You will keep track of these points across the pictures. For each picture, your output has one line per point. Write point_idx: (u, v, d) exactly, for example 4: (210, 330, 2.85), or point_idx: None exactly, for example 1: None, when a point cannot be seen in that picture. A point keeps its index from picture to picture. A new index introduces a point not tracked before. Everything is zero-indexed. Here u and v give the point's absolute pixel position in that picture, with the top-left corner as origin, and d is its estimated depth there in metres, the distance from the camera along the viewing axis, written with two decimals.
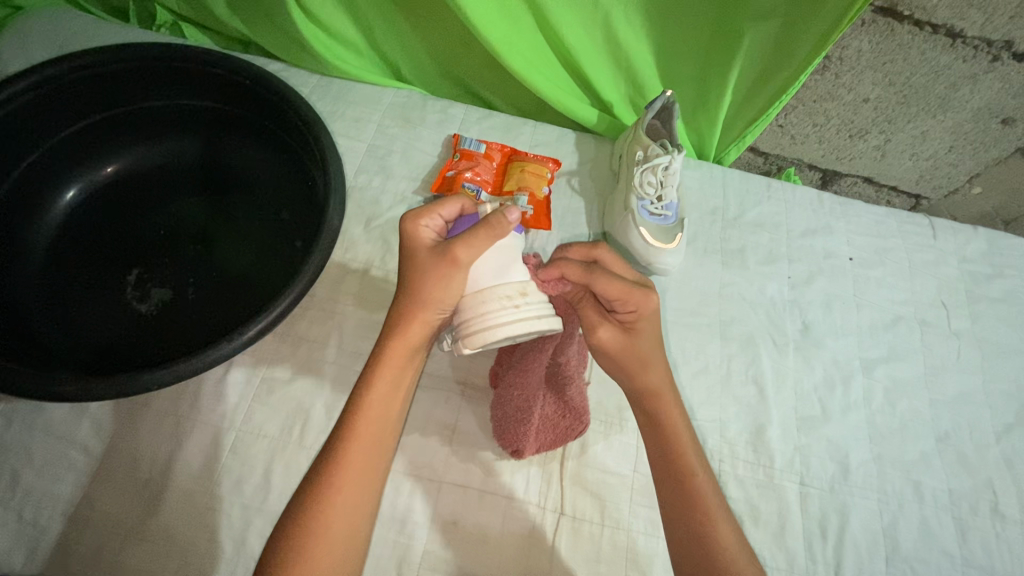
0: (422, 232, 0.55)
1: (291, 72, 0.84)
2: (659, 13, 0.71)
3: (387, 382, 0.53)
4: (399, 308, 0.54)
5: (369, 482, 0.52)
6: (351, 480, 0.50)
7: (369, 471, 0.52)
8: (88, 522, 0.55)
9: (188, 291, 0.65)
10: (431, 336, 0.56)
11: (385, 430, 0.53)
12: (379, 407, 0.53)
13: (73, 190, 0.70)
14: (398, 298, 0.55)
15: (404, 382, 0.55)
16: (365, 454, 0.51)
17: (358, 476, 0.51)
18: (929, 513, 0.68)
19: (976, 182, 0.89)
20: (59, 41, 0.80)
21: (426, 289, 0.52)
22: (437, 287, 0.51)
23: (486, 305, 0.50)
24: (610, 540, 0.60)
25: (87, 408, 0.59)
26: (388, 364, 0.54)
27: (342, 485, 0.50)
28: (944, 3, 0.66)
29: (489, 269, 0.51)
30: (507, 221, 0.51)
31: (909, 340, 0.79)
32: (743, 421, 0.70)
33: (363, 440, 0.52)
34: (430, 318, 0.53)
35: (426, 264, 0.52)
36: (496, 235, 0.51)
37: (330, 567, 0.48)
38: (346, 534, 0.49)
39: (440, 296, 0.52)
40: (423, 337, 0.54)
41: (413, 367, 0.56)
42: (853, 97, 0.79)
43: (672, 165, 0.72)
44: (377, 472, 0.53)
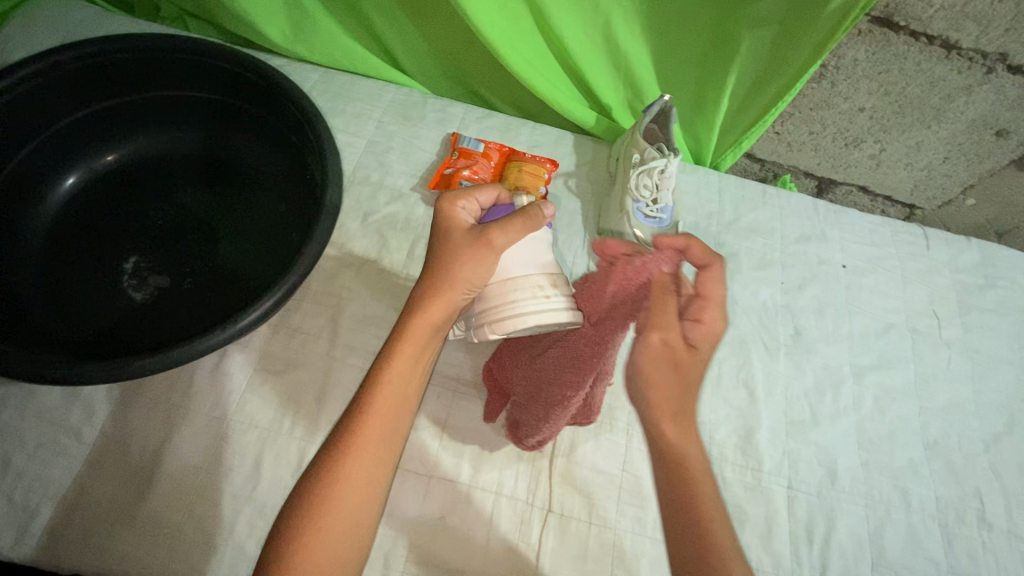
0: (459, 213, 0.56)
1: (293, 67, 0.85)
2: (657, 17, 0.72)
3: (405, 359, 0.54)
4: (424, 285, 0.55)
5: (384, 459, 0.52)
6: (365, 459, 0.50)
7: (382, 449, 0.52)
8: (77, 506, 0.55)
9: (185, 281, 0.66)
10: (451, 316, 0.56)
11: (402, 409, 0.53)
12: (397, 385, 0.53)
13: (76, 176, 0.71)
14: (424, 276, 0.56)
15: (423, 361, 0.55)
16: (379, 431, 0.51)
17: (372, 453, 0.51)
18: (915, 520, 0.69)
19: (969, 193, 0.90)
20: (64, 30, 0.81)
21: (456, 269, 0.54)
22: (466, 268, 0.54)
23: (515, 295, 0.55)
24: (597, 538, 0.60)
25: (80, 394, 0.59)
26: (408, 341, 0.54)
27: (355, 462, 0.50)
28: (939, 15, 0.67)
29: (518, 261, 0.57)
30: (543, 214, 0.55)
31: (899, 348, 0.79)
32: (733, 423, 0.71)
33: (378, 417, 0.52)
34: (453, 298, 0.55)
35: (458, 245, 0.54)
36: (532, 225, 0.55)
37: (340, 541, 0.48)
38: (356, 511, 0.49)
39: (469, 277, 0.54)
40: (444, 317, 0.55)
41: (433, 347, 0.56)
42: (849, 106, 0.80)
43: (668, 167, 0.74)
44: (391, 450, 0.52)
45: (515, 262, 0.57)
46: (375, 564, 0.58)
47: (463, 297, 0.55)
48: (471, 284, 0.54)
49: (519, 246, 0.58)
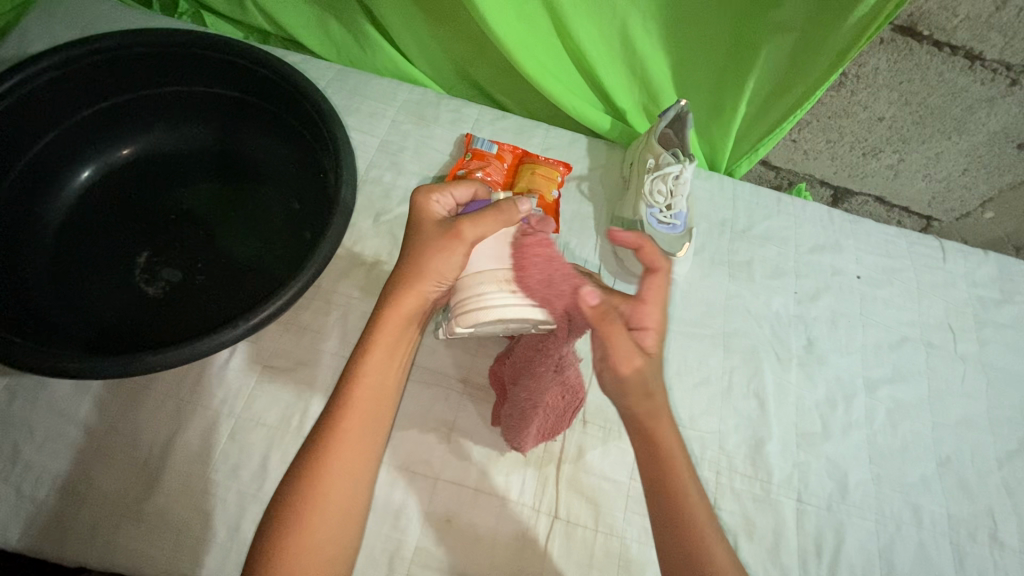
0: (434, 206, 0.57)
1: (308, 63, 0.85)
2: (676, 21, 0.71)
3: (382, 350, 0.54)
4: (397, 277, 0.55)
5: (370, 446, 0.53)
6: (348, 447, 0.51)
7: (367, 436, 0.52)
8: (84, 499, 0.55)
9: (196, 277, 0.66)
10: (425, 307, 0.57)
11: (383, 398, 0.54)
12: (374, 376, 0.54)
13: (89, 169, 0.71)
14: (397, 269, 0.56)
15: (399, 352, 0.56)
16: (361, 420, 0.52)
17: (357, 441, 0.52)
18: (926, 537, 0.68)
19: (988, 206, 0.89)
20: (82, 23, 0.82)
21: (425, 260, 0.54)
22: (437, 259, 0.54)
23: (482, 287, 0.53)
24: (603, 546, 0.60)
25: (90, 387, 0.59)
26: (384, 333, 0.54)
27: (339, 452, 0.51)
28: (964, 25, 0.65)
29: (488, 255, 0.55)
30: (517, 210, 0.55)
31: (913, 361, 0.78)
32: (743, 433, 0.70)
33: (359, 408, 0.52)
34: (426, 290, 0.55)
35: (429, 236, 0.55)
36: (505, 219, 0.54)
37: (326, 534, 0.49)
38: (342, 503, 0.50)
39: (439, 269, 0.54)
40: (417, 308, 0.56)
41: (408, 339, 0.57)
42: (868, 114, 0.79)
43: (682, 174, 0.72)
44: (374, 440, 0.53)
45: (488, 256, 0.55)
46: (379, 564, 0.58)
47: (434, 290, 0.55)
48: (442, 275, 0.54)
49: (492, 242, 0.55)
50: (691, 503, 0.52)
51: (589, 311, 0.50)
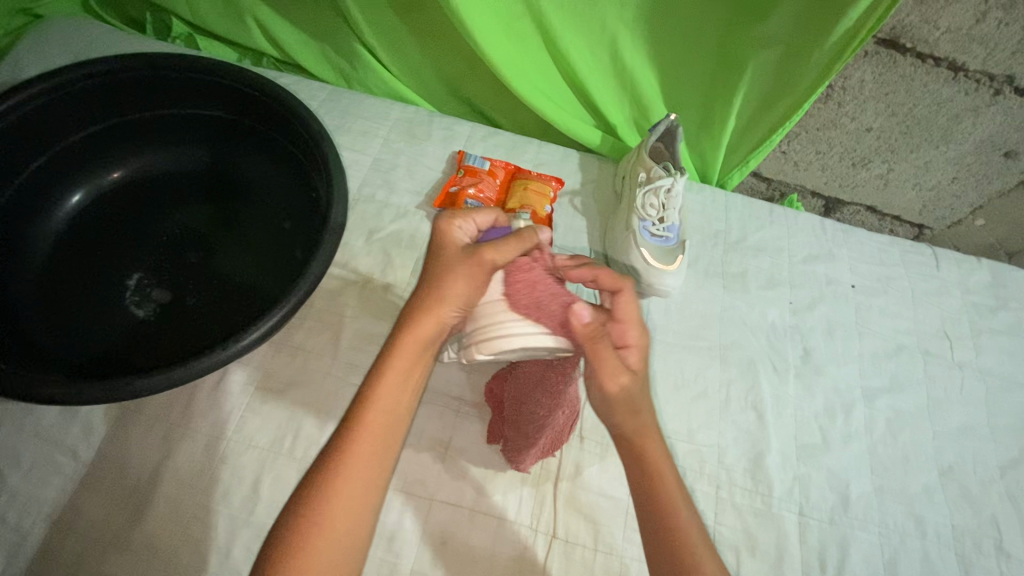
0: (456, 232, 0.56)
1: (301, 84, 0.85)
2: (663, 37, 0.72)
3: (396, 375, 0.51)
4: (416, 300, 0.53)
5: (379, 475, 0.49)
6: (356, 477, 0.48)
7: (376, 464, 0.49)
8: (71, 528, 0.54)
9: (187, 298, 0.65)
10: (444, 331, 0.54)
11: (397, 423, 0.51)
12: (387, 402, 0.51)
13: (81, 193, 0.71)
14: (417, 290, 0.54)
15: (416, 377, 0.52)
16: (371, 447, 0.49)
17: (366, 470, 0.49)
18: (931, 549, 0.67)
19: (978, 214, 0.90)
20: (75, 48, 0.82)
21: (447, 285, 0.53)
22: (455, 280, 0.53)
23: (499, 315, 0.53)
24: (603, 566, 0.59)
25: (78, 413, 0.58)
26: (397, 357, 0.52)
27: (347, 480, 0.48)
28: (945, 37, 0.67)
29: (505, 283, 0.55)
30: (537, 236, 0.55)
31: (911, 370, 0.78)
32: (742, 446, 0.69)
33: (369, 435, 0.49)
34: (444, 313, 0.53)
35: (454, 261, 0.54)
36: (524, 247, 0.54)
37: (330, 565, 0.45)
38: (349, 531, 0.47)
39: (461, 296, 0.53)
40: (434, 332, 0.53)
41: (425, 363, 0.54)
42: (856, 126, 0.80)
43: (674, 187, 0.73)
44: (384, 467, 0.50)
45: (507, 284, 0.55)
46: None
47: (454, 312, 0.53)
48: (464, 299, 0.53)
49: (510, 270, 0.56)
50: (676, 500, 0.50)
51: (580, 329, 0.50)
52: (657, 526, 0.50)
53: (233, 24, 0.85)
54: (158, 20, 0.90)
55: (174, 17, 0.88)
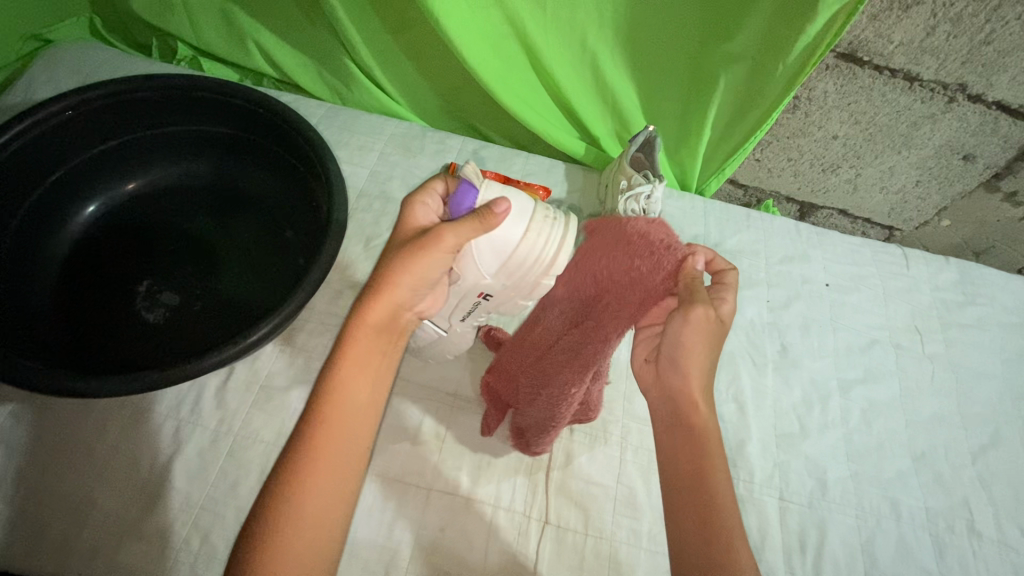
0: (418, 214, 0.56)
1: (301, 103, 0.90)
2: (639, 54, 0.77)
3: (354, 365, 0.51)
4: (366, 287, 0.52)
5: (346, 465, 0.50)
6: (319, 469, 0.48)
7: (338, 453, 0.49)
8: (85, 520, 0.57)
9: (195, 303, 0.69)
10: (399, 317, 0.54)
11: (358, 411, 0.51)
12: (347, 392, 0.51)
13: (94, 205, 0.75)
14: (370, 277, 0.54)
15: (373, 368, 0.52)
16: (335, 437, 0.50)
17: (330, 461, 0.49)
18: (906, 531, 0.70)
19: (944, 215, 0.95)
20: (86, 71, 0.87)
21: (395, 266, 0.52)
22: (412, 262, 0.51)
23: (534, 254, 0.52)
24: (593, 549, 0.62)
25: (92, 412, 0.61)
26: (351, 348, 0.51)
27: (312, 472, 0.48)
28: (899, 50, 0.71)
29: (502, 237, 0.52)
30: (495, 213, 0.50)
31: (883, 363, 0.82)
32: (724, 436, 0.73)
33: (329, 427, 0.49)
34: (397, 297, 0.52)
35: (401, 244, 0.53)
36: (480, 224, 0.50)
37: (303, 554, 0.46)
38: (317, 518, 0.47)
39: (409, 275, 0.51)
40: (388, 318, 0.53)
41: (384, 347, 0.53)
42: (823, 134, 0.85)
43: (653, 193, 0.78)
44: (351, 456, 0.50)
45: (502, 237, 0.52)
46: None
47: (408, 293, 0.53)
48: (415, 276, 0.52)
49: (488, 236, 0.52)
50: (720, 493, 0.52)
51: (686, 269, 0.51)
52: (694, 523, 0.52)
53: (235, 47, 0.91)
54: (163, 44, 0.95)
55: (179, 41, 0.93)
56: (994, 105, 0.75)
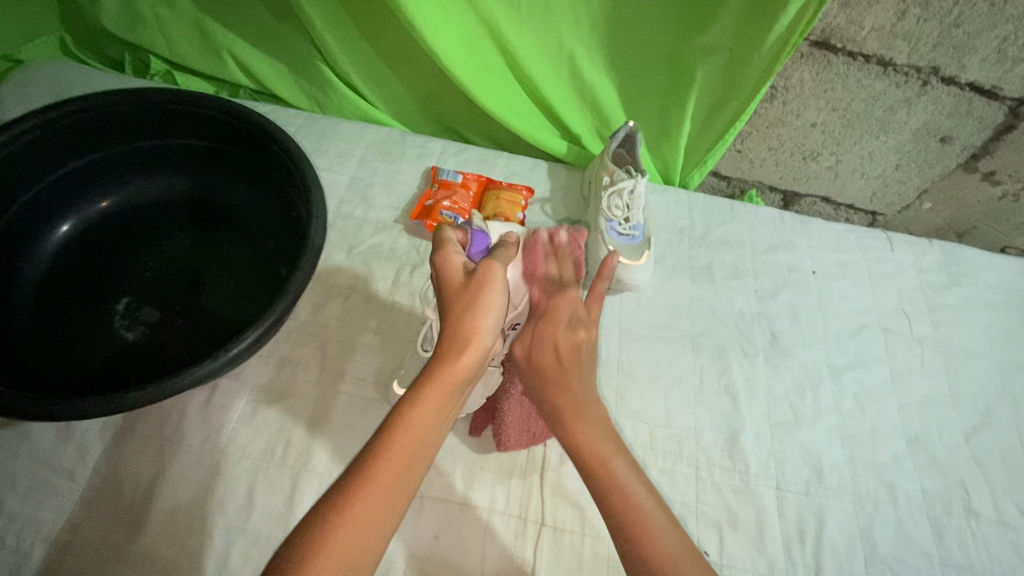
0: (455, 255, 0.55)
1: (278, 112, 0.89)
2: (614, 49, 0.77)
3: (436, 403, 0.46)
4: (452, 331, 0.49)
5: (398, 506, 0.43)
6: (375, 501, 0.42)
7: (400, 488, 0.43)
8: (70, 546, 0.55)
9: (176, 319, 0.68)
10: (482, 364, 0.50)
11: (423, 453, 0.45)
12: (424, 428, 0.45)
13: (70, 223, 0.73)
14: (447, 318, 0.50)
15: (449, 410, 0.47)
16: (397, 470, 0.43)
17: (387, 494, 0.42)
18: (904, 514, 0.70)
19: (925, 198, 0.96)
20: (57, 89, 0.86)
21: (477, 306, 0.50)
22: (489, 302, 0.50)
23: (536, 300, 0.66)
24: (591, 549, 0.61)
25: (72, 434, 0.60)
26: (437, 388, 0.46)
27: (366, 500, 0.41)
28: (871, 36, 0.72)
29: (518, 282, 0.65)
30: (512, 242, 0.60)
31: (873, 347, 0.82)
32: (718, 428, 0.73)
33: (396, 460, 0.44)
34: (483, 342, 0.49)
35: (469, 284, 0.51)
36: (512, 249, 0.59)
37: None
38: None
39: (492, 314, 0.50)
40: (476, 365, 0.49)
41: (460, 396, 0.49)
42: (801, 122, 0.85)
43: (636, 188, 0.77)
44: (407, 492, 0.44)
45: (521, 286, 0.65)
46: None
47: (492, 334, 0.50)
48: (496, 316, 0.51)
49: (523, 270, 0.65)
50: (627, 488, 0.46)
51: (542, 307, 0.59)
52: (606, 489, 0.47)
53: (209, 59, 0.90)
54: (136, 59, 0.94)
55: (151, 55, 0.91)
56: (967, 87, 0.76)
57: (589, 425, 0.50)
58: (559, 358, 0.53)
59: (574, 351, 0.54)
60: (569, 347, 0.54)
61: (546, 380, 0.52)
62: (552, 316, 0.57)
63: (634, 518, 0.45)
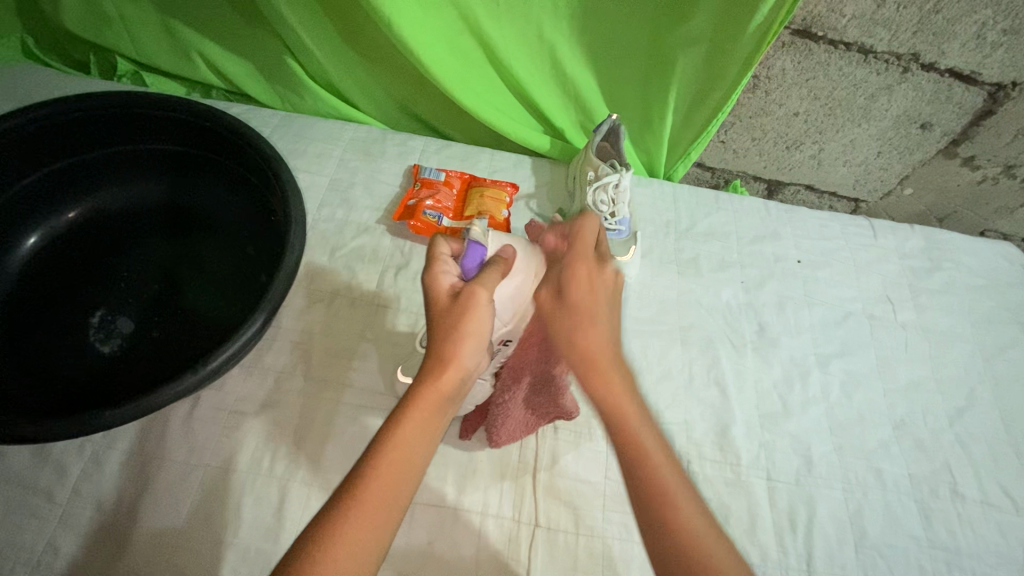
0: (441, 277, 0.52)
1: (253, 113, 0.87)
2: (595, 41, 0.76)
3: (418, 423, 0.46)
4: (431, 353, 0.49)
5: (387, 530, 0.42)
6: (365, 526, 0.41)
7: (388, 509, 0.42)
8: (51, 568, 0.54)
9: (152, 331, 0.66)
10: (464, 384, 0.50)
11: (409, 470, 0.44)
12: (408, 449, 0.45)
13: (37, 235, 0.71)
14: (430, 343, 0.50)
15: (434, 431, 0.47)
16: (383, 493, 0.43)
17: (375, 517, 0.42)
18: (891, 498, 0.71)
19: (906, 183, 0.96)
20: (19, 95, 0.82)
21: (461, 330, 0.49)
22: (472, 323, 0.49)
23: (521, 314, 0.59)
24: (585, 547, 0.61)
25: (49, 454, 0.58)
26: (421, 408, 0.47)
27: (354, 526, 0.41)
28: (852, 23, 0.71)
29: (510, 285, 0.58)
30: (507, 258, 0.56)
31: (859, 334, 0.83)
32: (708, 420, 0.73)
33: (381, 484, 0.43)
34: (465, 363, 0.49)
35: (449, 308, 0.50)
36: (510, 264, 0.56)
37: None
38: None
39: (474, 337, 0.49)
40: (459, 384, 0.49)
41: (446, 415, 0.49)
42: (784, 111, 0.85)
43: (621, 182, 0.76)
44: (396, 514, 0.43)
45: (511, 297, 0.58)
46: None
47: (475, 356, 0.50)
48: (479, 340, 0.49)
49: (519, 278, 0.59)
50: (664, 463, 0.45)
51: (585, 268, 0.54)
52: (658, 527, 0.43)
53: (179, 60, 0.87)
54: (102, 60, 0.90)
55: (118, 56, 0.88)
56: (947, 73, 0.76)
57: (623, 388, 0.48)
58: (592, 290, 0.52)
59: (602, 285, 0.53)
60: (598, 279, 0.53)
61: (574, 312, 0.50)
62: (580, 246, 0.54)
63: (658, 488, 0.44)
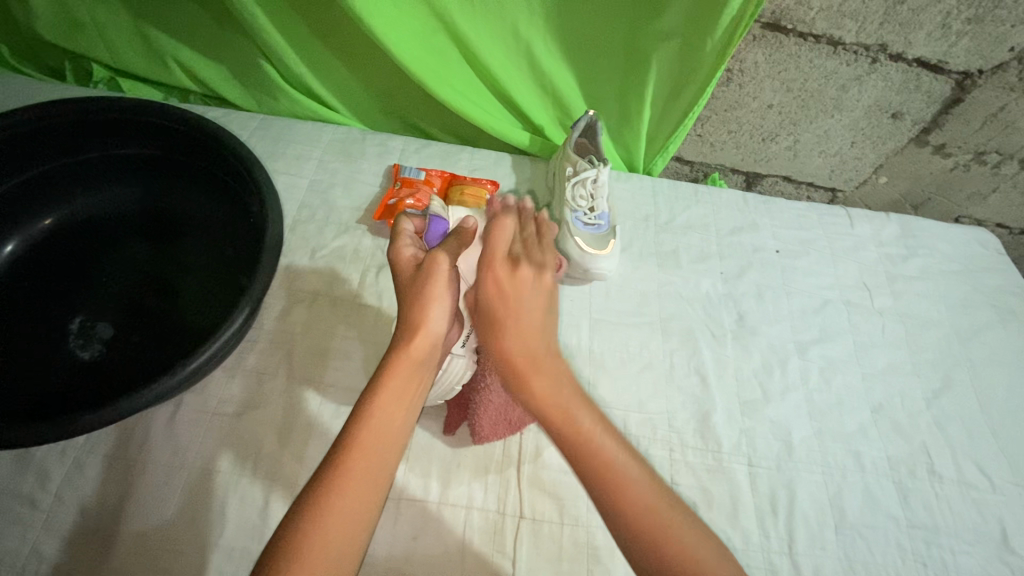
0: (404, 250, 0.57)
1: (231, 117, 0.87)
2: (570, 38, 0.77)
3: (396, 389, 0.48)
4: (402, 322, 0.51)
5: (372, 498, 0.43)
6: (349, 494, 0.42)
7: (373, 477, 0.44)
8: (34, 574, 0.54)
9: (133, 335, 0.66)
10: (436, 348, 0.52)
11: (389, 436, 0.46)
12: (387, 415, 0.46)
13: (14, 242, 0.70)
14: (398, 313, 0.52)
15: (414, 393, 0.49)
16: (366, 457, 0.44)
17: (359, 484, 0.43)
18: (870, 480, 0.72)
19: (880, 172, 0.98)
20: None
21: (427, 292, 0.52)
22: (435, 287, 0.52)
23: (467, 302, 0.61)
24: (570, 537, 0.62)
25: (30, 460, 0.58)
26: (397, 374, 0.48)
27: (340, 495, 0.42)
28: (820, 16, 0.73)
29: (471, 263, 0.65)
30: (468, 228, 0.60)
31: (837, 321, 0.84)
32: (689, 409, 0.74)
33: (361, 451, 0.44)
34: (434, 326, 0.51)
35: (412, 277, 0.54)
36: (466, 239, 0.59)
37: None
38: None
39: (439, 297, 0.52)
40: (429, 348, 0.51)
41: (424, 379, 0.50)
42: (758, 104, 0.86)
43: (599, 177, 0.78)
44: (383, 477, 0.45)
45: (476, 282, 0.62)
46: None
47: (442, 317, 0.52)
48: (443, 301, 0.52)
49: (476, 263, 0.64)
50: (626, 472, 0.46)
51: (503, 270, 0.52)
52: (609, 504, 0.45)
53: (155, 65, 0.87)
54: (78, 66, 0.90)
55: (94, 62, 0.88)
56: (914, 63, 0.77)
57: (551, 381, 0.49)
58: (503, 295, 0.51)
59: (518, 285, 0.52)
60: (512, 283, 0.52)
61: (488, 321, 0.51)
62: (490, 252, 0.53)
63: (618, 473, 0.45)
